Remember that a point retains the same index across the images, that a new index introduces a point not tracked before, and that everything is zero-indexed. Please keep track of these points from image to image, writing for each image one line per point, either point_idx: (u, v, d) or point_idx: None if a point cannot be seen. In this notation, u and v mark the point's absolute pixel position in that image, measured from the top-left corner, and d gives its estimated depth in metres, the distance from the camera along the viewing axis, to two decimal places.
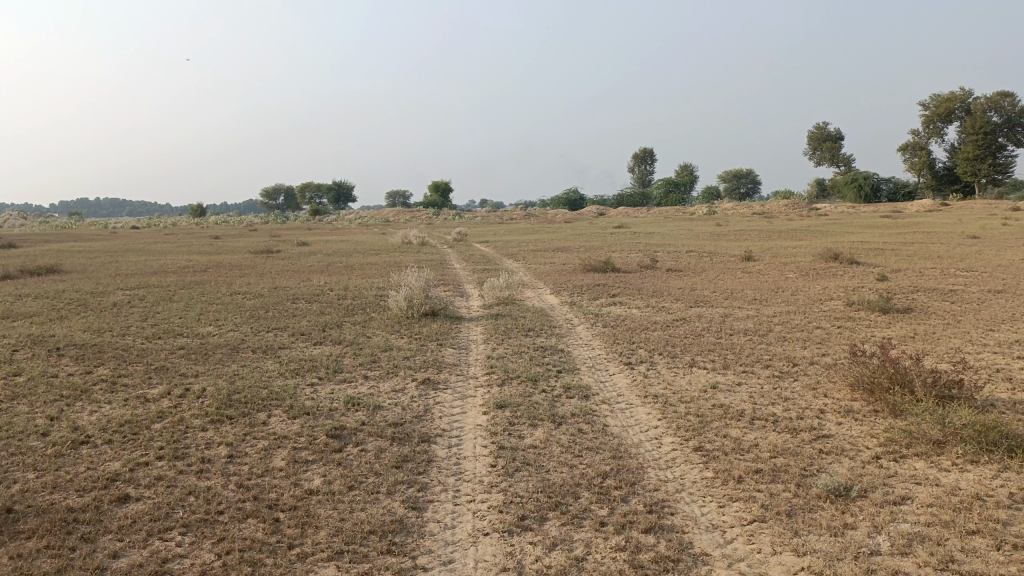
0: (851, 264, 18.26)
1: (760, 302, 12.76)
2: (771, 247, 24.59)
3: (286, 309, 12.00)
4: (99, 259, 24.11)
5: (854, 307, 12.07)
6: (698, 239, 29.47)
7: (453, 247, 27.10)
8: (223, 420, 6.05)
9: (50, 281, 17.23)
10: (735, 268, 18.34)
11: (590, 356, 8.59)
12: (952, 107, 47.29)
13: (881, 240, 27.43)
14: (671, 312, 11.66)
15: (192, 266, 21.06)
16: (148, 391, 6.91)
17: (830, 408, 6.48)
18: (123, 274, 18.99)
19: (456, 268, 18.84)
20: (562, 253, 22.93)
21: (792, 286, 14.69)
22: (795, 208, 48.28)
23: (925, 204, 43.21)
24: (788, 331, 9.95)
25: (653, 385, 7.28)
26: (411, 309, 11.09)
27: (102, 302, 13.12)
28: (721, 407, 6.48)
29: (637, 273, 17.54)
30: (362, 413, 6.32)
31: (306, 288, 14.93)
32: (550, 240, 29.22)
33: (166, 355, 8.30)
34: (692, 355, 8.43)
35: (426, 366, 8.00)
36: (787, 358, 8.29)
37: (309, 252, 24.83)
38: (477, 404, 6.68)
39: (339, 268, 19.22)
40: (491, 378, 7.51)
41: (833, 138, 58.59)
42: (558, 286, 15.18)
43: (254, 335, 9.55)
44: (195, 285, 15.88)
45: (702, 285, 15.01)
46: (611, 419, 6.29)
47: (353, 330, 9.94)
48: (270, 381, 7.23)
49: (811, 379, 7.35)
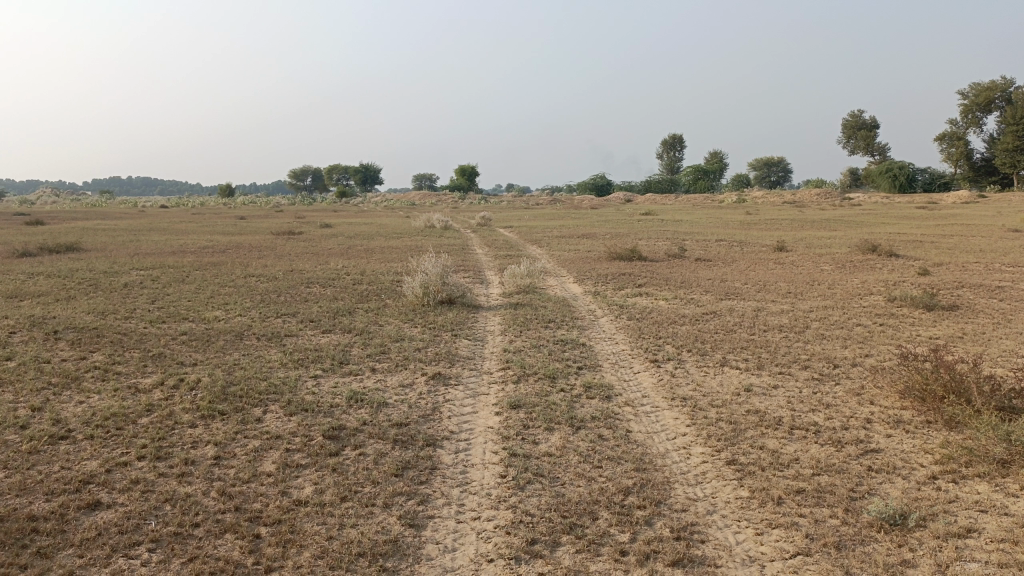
0: (890, 257, 17.47)
1: (795, 295, 12.11)
2: (803, 238, 23.81)
3: (299, 293, 11.59)
4: (121, 237, 23.98)
5: (896, 304, 11.38)
6: (728, 227, 28.75)
7: (476, 232, 26.56)
8: (215, 416, 5.61)
9: (67, 259, 17.01)
10: (767, 259, 17.62)
11: (614, 352, 8.05)
12: (992, 96, 45.71)
13: (919, 232, 26.46)
14: (701, 305, 11.04)
15: (212, 246, 20.80)
16: (140, 381, 6.49)
17: (877, 417, 5.89)
18: (141, 253, 18.72)
19: (478, 254, 18.35)
20: (588, 240, 22.35)
21: (828, 278, 14.01)
22: (826, 197, 47.10)
23: (962, 195, 41.85)
24: (826, 328, 9.33)
25: (681, 386, 6.72)
26: (427, 296, 10.62)
27: (114, 283, 12.79)
28: (756, 413, 5.92)
29: (664, 262, 16.92)
30: (365, 411, 5.84)
31: (323, 271, 14.52)
32: (575, 226, 28.65)
33: (166, 342, 7.89)
34: (723, 353, 7.85)
35: (438, 359, 7.51)
36: (828, 358, 7.69)
37: (331, 235, 24.49)
38: (490, 403, 6.18)
39: (358, 252, 18.80)
40: (506, 374, 7.00)
41: (868, 126, 57.14)
42: (583, 274, 14.63)
43: (262, 321, 9.11)
44: (211, 266, 15.55)
45: (732, 276, 14.35)
46: (635, 424, 5.75)
47: (365, 318, 9.48)
48: (270, 372, 6.78)
49: (854, 383, 6.76)
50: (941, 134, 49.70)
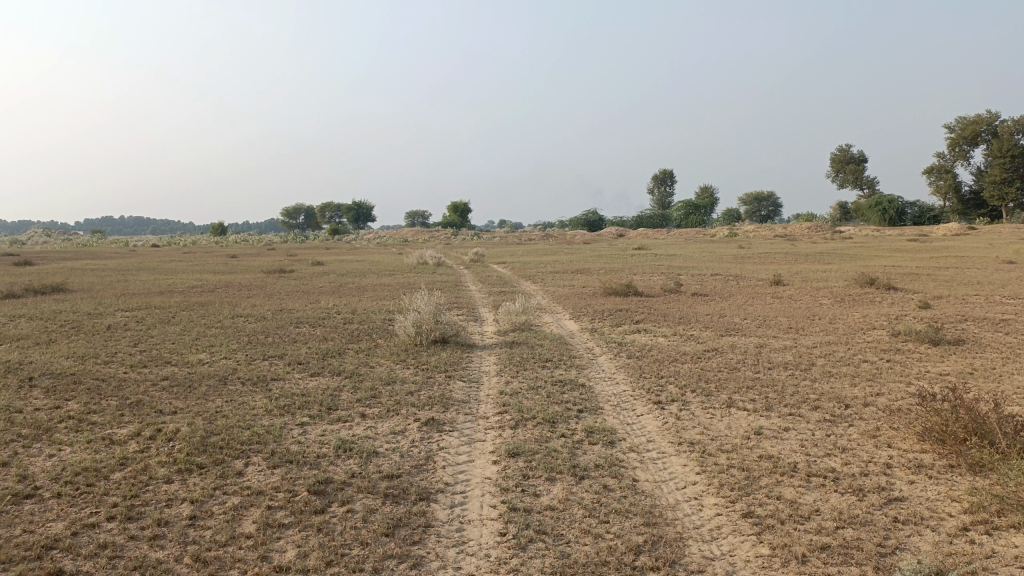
0: (888, 290, 17.26)
1: (796, 330, 11.83)
2: (799, 271, 23.64)
3: (288, 334, 11.24)
4: (108, 278, 23.62)
5: (901, 339, 11.10)
6: (722, 261, 28.59)
7: (469, 268, 26.30)
8: (192, 470, 5.24)
9: (51, 300, 16.64)
10: (764, 293, 17.37)
11: (615, 393, 7.71)
12: (979, 129, 46.11)
13: (913, 264, 26.35)
14: (702, 341, 10.73)
15: (200, 286, 20.44)
16: (116, 432, 6.12)
17: (897, 462, 5.56)
18: (128, 294, 18.35)
19: (471, 290, 18.06)
20: (583, 276, 22.10)
21: (829, 312, 13.75)
22: (817, 231, 47.20)
23: (952, 227, 41.94)
24: (833, 365, 9.03)
25: (687, 429, 6.39)
26: (420, 336, 10.29)
27: (97, 325, 12.42)
28: (769, 459, 5.58)
29: (660, 297, 16.67)
30: (353, 461, 5.48)
31: (313, 310, 14.19)
32: (569, 261, 28.46)
33: (146, 388, 7.51)
34: (729, 393, 7.53)
35: (432, 403, 7.16)
36: (838, 397, 7.38)
37: (323, 272, 24.22)
38: (487, 451, 5.82)
39: (349, 290, 18.47)
40: (503, 418, 6.65)
41: (857, 159, 57.56)
42: (578, 310, 14.33)
43: (248, 364, 8.75)
44: (198, 307, 15.18)
45: (731, 311, 14.06)
46: (642, 472, 5.41)
47: (355, 360, 9.13)
48: (254, 420, 6.41)
49: (868, 425, 6.44)
50: (929, 167, 50.02)
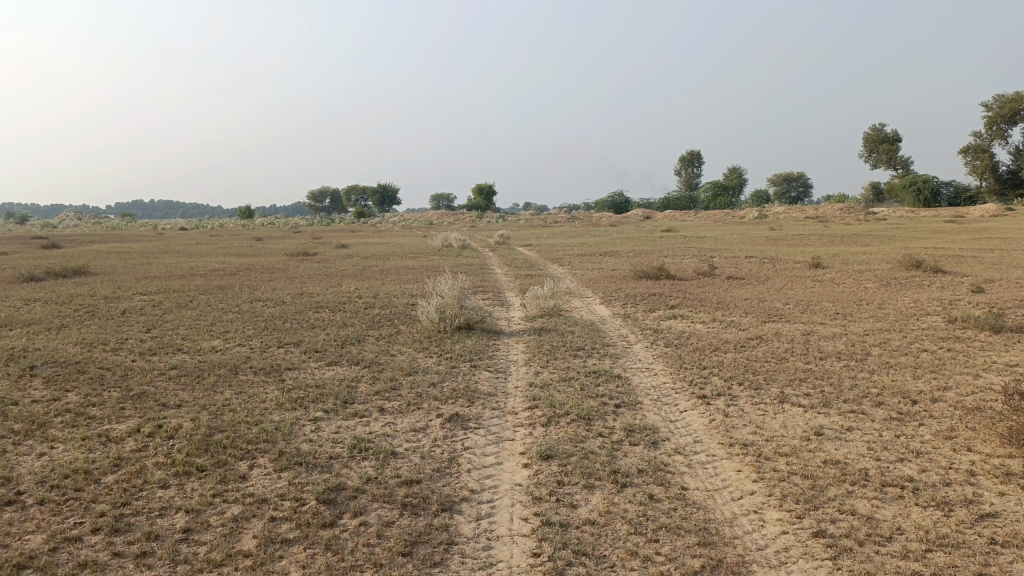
0: (934, 274, 16.37)
1: (843, 316, 11.09)
2: (836, 253, 22.74)
3: (307, 319, 10.76)
4: (132, 260, 23.40)
5: (958, 326, 10.33)
6: (753, 243, 27.71)
7: (495, 251, 25.74)
8: (191, 473, 4.73)
9: (71, 283, 16.38)
10: (803, 277, 16.60)
11: (654, 385, 7.10)
12: (1018, 108, 44.30)
13: (955, 246, 25.25)
14: (744, 328, 10.08)
15: (223, 269, 20.11)
16: (113, 428, 5.64)
17: (981, 469, 4.90)
18: (148, 277, 18.08)
19: (497, 274, 17.48)
20: (612, 258, 21.43)
21: (875, 297, 12.97)
22: (850, 212, 45.91)
23: (989, 208, 40.45)
24: (889, 355, 8.33)
25: (738, 428, 5.77)
26: (443, 322, 9.74)
27: (112, 309, 12.02)
28: (835, 465, 4.96)
29: (693, 281, 15.98)
30: (369, 464, 4.95)
31: (335, 294, 13.72)
32: (596, 243, 27.73)
33: (152, 378, 7.03)
34: (781, 387, 6.89)
35: (456, 396, 6.61)
36: (902, 393, 6.70)
37: (347, 255, 23.83)
38: (516, 452, 5.25)
39: (373, 273, 18.01)
40: (535, 414, 6.08)
41: (891, 139, 55.92)
42: (609, 295, 13.71)
43: (262, 352, 8.26)
44: (217, 290, 14.77)
45: (771, 296, 13.34)
46: (691, 478, 4.81)
47: (375, 347, 8.59)
48: (263, 415, 5.90)
49: (940, 426, 5.77)
50: (966, 147, 48.34)
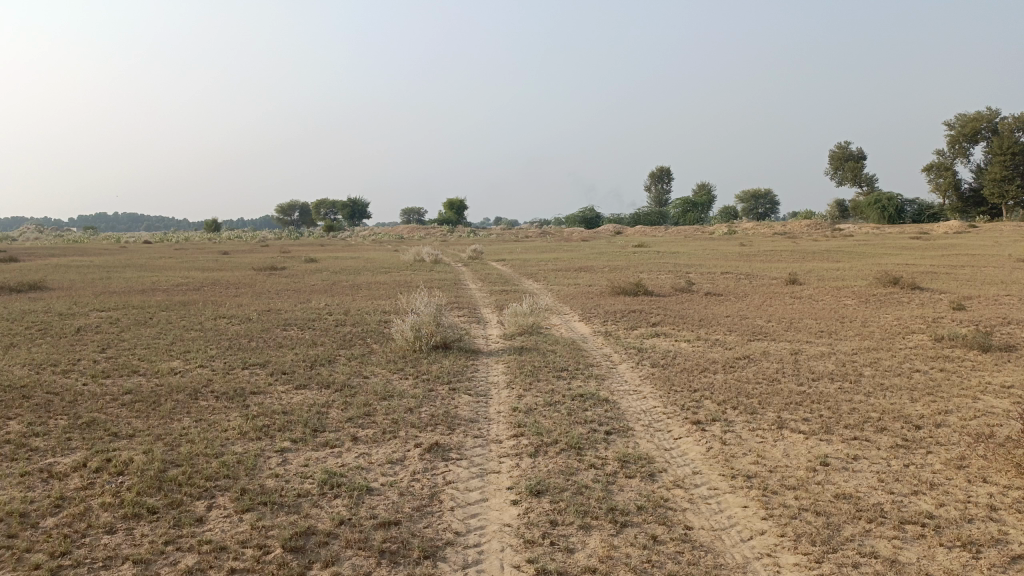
0: (912, 290, 16.24)
1: (829, 335, 10.83)
2: (810, 269, 22.66)
3: (275, 337, 10.23)
4: (91, 274, 22.58)
5: (946, 345, 10.10)
6: (727, 259, 27.63)
7: (468, 265, 25.31)
8: (142, 516, 4.23)
9: (25, 299, 15.62)
10: (782, 293, 16.39)
11: (645, 409, 6.72)
12: (979, 127, 45.11)
13: (926, 263, 25.32)
14: (730, 347, 9.76)
15: (187, 283, 19.43)
16: (57, 462, 5.09)
17: (1002, 503, 4.57)
18: (108, 292, 17.33)
19: (471, 289, 17.02)
20: (587, 274, 21.12)
21: (857, 315, 12.76)
22: (817, 228, 46.29)
23: (953, 225, 40.90)
24: (883, 376, 8.05)
25: (737, 458, 5.41)
26: (418, 341, 9.29)
27: (67, 327, 11.36)
28: (847, 500, 4.61)
29: (671, 297, 15.71)
30: (343, 502, 4.49)
31: (304, 311, 13.17)
32: (570, 258, 27.44)
33: (104, 405, 6.47)
34: (777, 411, 6.54)
35: (435, 423, 6.17)
36: (905, 418, 6.39)
37: (315, 269, 23.27)
38: (503, 487, 4.82)
39: (343, 289, 17.48)
40: (521, 443, 5.65)
41: (857, 156, 56.66)
42: (588, 311, 13.34)
43: (225, 374, 7.73)
44: (180, 306, 14.14)
45: (752, 313, 13.06)
46: (696, 516, 4.43)
47: (347, 369, 8.10)
48: (225, 446, 5.39)
49: (949, 454, 5.47)
50: (929, 165, 49.04)
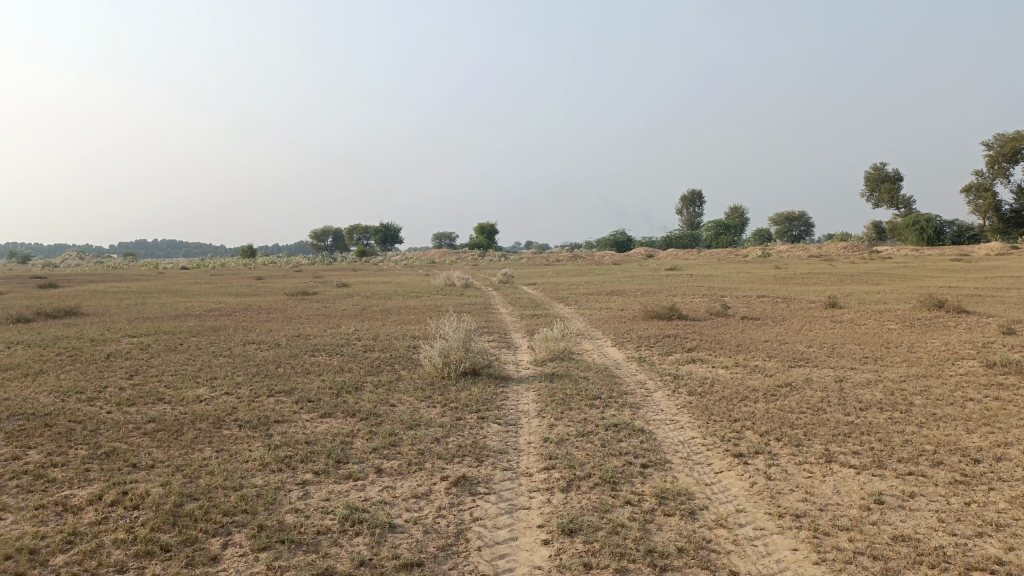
0: (957, 314, 15.65)
1: (873, 361, 10.39)
2: (849, 292, 22.08)
3: (302, 364, 10.09)
4: (126, 300, 22.80)
5: (999, 371, 9.61)
6: (763, 282, 27.09)
7: (498, 290, 25.09)
8: (154, 554, 4.03)
9: (60, 325, 15.75)
10: (821, 317, 15.92)
11: (682, 441, 6.40)
12: (1019, 146, 44.06)
13: (969, 285, 24.53)
14: (770, 373, 9.39)
15: (219, 309, 19.51)
16: (73, 494, 4.93)
17: None
18: (141, 318, 17.41)
19: (502, 314, 16.79)
20: (619, 298, 20.83)
21: (901, 340, 12.28)
22: (853, 250, 45.41)
23: (995, 247, 39.82)
24: (935, 405, 7.63)
25: (783, 494, 5.07)
26: (447, 367, 9.07)
27: (97, 353, 11.35)
28: (907, 543, 4.26)
29: (705, 321, 15.33)
30: (365, 541, 4.25)
31: (333, 336, 13.05)
32: (602, 282, 27.13)
33: (125, 434, 6.33)
34: (824, 444, 6.18)
35: (463, 454, 5.92)
36: (963, 451, 5.99)
37: (346, 295, 23.26)
38: (534, 525, 4.55)
39: (373, 314, 17.38)
40: (553, 477, 5.38)
41: (893, 177, 55.69)
42: (621, 336, 13.02)
43: (249, 402, 7.57)
44: (211, 332, 14.10)
45: (791, 338, 12.64)
46: (741, 559, 4.11)
47: (373, 397, 7.91)
48: (245, 478, 5.20)
49: (1014, 492, 5.07)
50: (968, 186, 47.97)
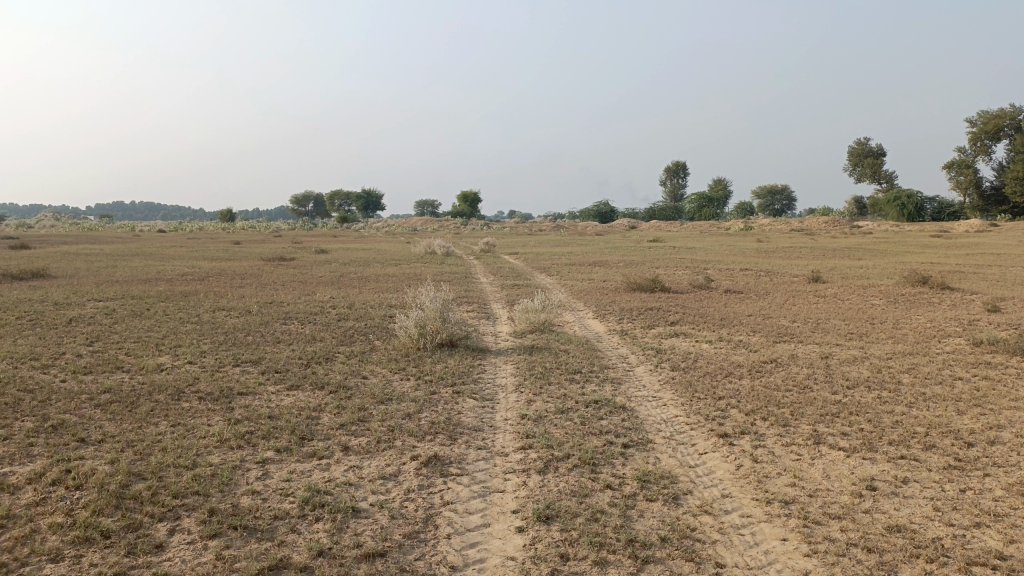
0: (940, 290, 15.51)
1: (859, 337, 10.17)
2: (831, 267, 21.93)
3: (273, 332, 9.71)
4: (97, 262, 22.21)
5: (986, 349, 9.42)
6: (745, 255, 26.93)
7: (479, 258, 24.74)
8: (94, 541, 3.70)
9: (25, 287, 15.19)
10: (804, 291, 15.73)
11: (666, 419, 6.13)
12: (1002, 124, 43.99)
13: (951, 261, 24.47)
14: (755, 349, 9.16)
15: (192, 273, 19.02)
16: (12, 471, 4.57)
17: None
18: (111, 281, 16.89)
19: (482, 284, 16.45)
20: (601, 269, 20.55)
21: (886, 316, 12.08)
22: (835, 225, 45.40)
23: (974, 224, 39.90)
24: (923, 385, 7.41)
25: (771, 479, 4.82)
26: (422, 338, 8.73)
27: (60, 317, 10.89)
28: (902, 534, 4.02)
29: (688, 294, 15.08)
30: (325, 528, 3.94)
31: (308, 304, 12.66)
32: (585, 253, 26.85)
33: (77, 405, 5.96)
34: (813, 425, 5.93)
35: (435, 432, 5.61)
36: (956, 434, 5.76)
37: (325, 261, 22.83)
38: (508, 510, 4.27)
39: (350, 281, 16.98)
40: (529, 457, 5.09)
41: (876, 153, 55.59)
42: (603, 308, 12.74)
43: (213, 372, 7.21)
44: (181, 297, 13.65)
45: (775, 312, 12.41)
46: (729, 550, 3.85)
47: (344, 368, 7.57)
48: (201, 456, 4.86)
49: (1011, 478, 4.84)
50: (950, 163, 47.96)
